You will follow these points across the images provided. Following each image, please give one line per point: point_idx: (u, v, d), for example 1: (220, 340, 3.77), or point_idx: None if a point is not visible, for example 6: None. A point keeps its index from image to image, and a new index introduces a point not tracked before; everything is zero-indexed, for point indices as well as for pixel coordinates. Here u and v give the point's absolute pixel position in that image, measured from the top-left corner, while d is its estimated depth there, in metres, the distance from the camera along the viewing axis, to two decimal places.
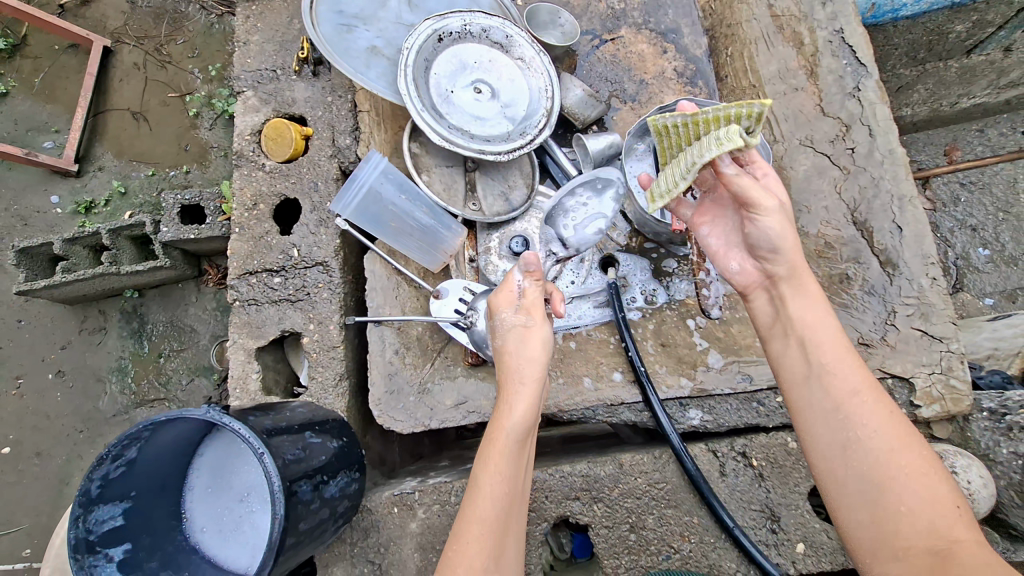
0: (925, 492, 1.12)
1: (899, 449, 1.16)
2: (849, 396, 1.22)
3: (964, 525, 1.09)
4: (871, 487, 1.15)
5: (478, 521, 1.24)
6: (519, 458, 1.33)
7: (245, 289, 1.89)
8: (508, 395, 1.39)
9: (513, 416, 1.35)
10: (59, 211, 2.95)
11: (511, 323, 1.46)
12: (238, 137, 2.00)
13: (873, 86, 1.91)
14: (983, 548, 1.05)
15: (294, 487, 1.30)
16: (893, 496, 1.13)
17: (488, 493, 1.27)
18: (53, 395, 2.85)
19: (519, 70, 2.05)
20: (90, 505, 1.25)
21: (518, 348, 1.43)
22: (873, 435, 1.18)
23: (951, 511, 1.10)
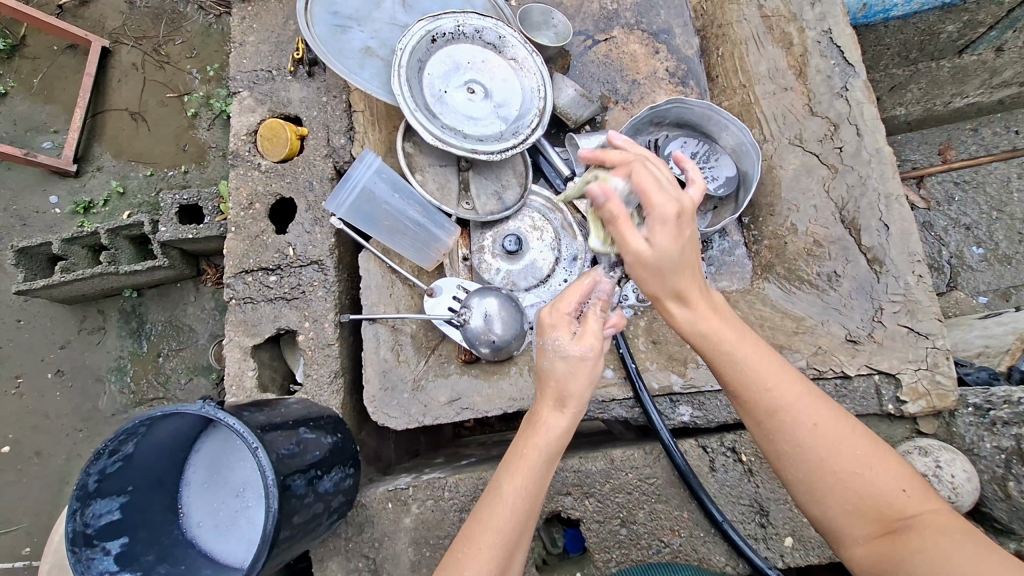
0: (880, 476, 1.20)
1: (842, 431, 1.23)
2: (765, 394, 1.25)
3: (916, 502, 1.18)
4: (817, 475, 1.22)
5: (493, 530, 1.27)
6: (545, 475, 1.31)
7: (241, 287, 1.92)
8: (544, 414, 1.33)
9: (545, 439, 1.30)
10: (58, 211, 2.97)
11: (566, 349, 1.27)
12: (235, 137, 2.02)
13: (860, 86, 1.92)
14: (943, 518, 1.15)
15: (288, 481, 1.32)
16: (843, 479, 1.21)
17: (506, 506, 1.28)
18: (52, 394, 2.87)
19: (512, 70, 2.08)
20: (87, 500, 1.27)
21: (568, 376, 1.28)
22: (806, 426, 1.23)
23: (902, 492, 1.19)
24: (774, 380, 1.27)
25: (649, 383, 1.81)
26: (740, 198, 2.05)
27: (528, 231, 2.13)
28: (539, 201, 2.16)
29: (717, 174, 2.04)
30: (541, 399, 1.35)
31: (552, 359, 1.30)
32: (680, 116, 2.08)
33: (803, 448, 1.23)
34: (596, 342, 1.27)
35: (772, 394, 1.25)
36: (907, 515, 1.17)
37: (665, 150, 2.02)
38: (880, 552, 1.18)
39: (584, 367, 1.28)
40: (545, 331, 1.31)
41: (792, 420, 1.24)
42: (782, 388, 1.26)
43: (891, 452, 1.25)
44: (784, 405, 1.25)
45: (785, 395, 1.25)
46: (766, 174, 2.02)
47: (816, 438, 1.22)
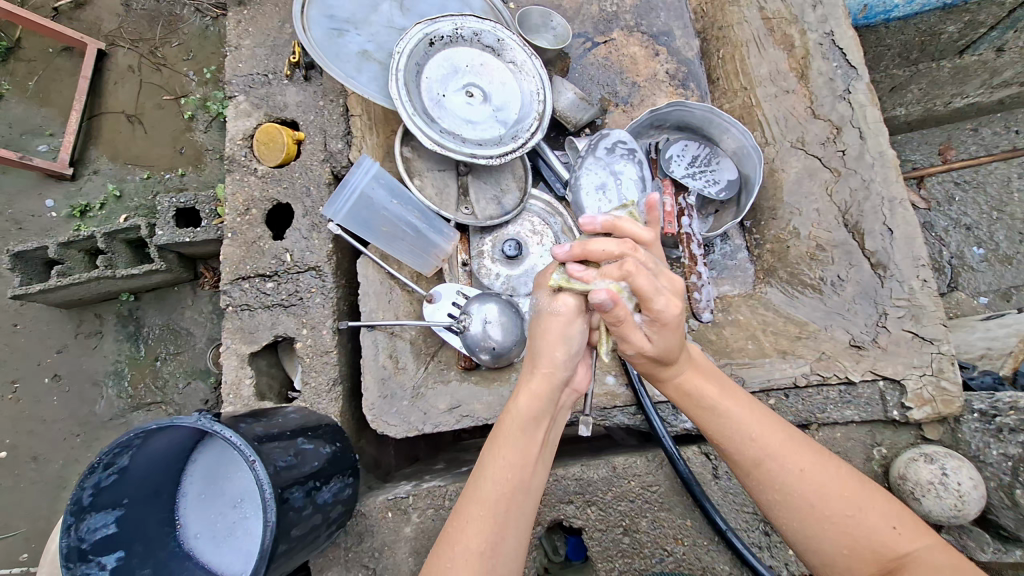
0: (869, 513, 1.18)
1: (829, 476, 1.23)
2: (749, 442, 1.30)
3: (908, 539, 1.16)
4: (811, 520, 1.21)
5: (478, 502, 1.23)
6: (529, 439, 1.30)
7: (238, 294, 1.89)
8: (523, 381, 1.35)
9: (525, 403, 1.31)
10: (54, 215, 2.94)
11: (541, 304, 1.33)
12: (231, 141, 1.99)
13: (864, 88, 1.90)
14: (937, 556, 1.12)
15: (286, 494, 1.30)
16: (843, 521, 1.18)
17: (491, 474, 1.25)
18: (49, 399, 2.84)
19: (510, 74, 2.06)
20: (81, 514, 1.25)
21: (542, 332, 1.33)
22: (795, 474, 1.24)
23: (893, 529, 1.16)
24: (767, 432, 1.30)
25: (651, 389, 1.79)
26: (741, 201, 2.03)
27: (528, 236, 2.11)
28: (539, 205, 2.14)
29: (718, 178, 2.02)
30: (522, 374, 1.38)
31: (532, 322, 1.36)
32: (681, 119, 2.06)
33: (795, 498, 1.23)
34: (571, 299, 1.31)
35: (758, 440, 1.29)
36: (899, 554, 1.14)
37: (665, 153, 1.99)
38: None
39: (558, 322, 1.32)
40: (532, 298, 1.40)
41: (780, 472, 1.25)
42: (770, 440, 1.29)
43: (883, 492, 1.23)
44: (773, 456, 1.27)
45: (769, 444, 1.29)
46: (768, 178, 2.00)
47: (806, 489, 1.22)
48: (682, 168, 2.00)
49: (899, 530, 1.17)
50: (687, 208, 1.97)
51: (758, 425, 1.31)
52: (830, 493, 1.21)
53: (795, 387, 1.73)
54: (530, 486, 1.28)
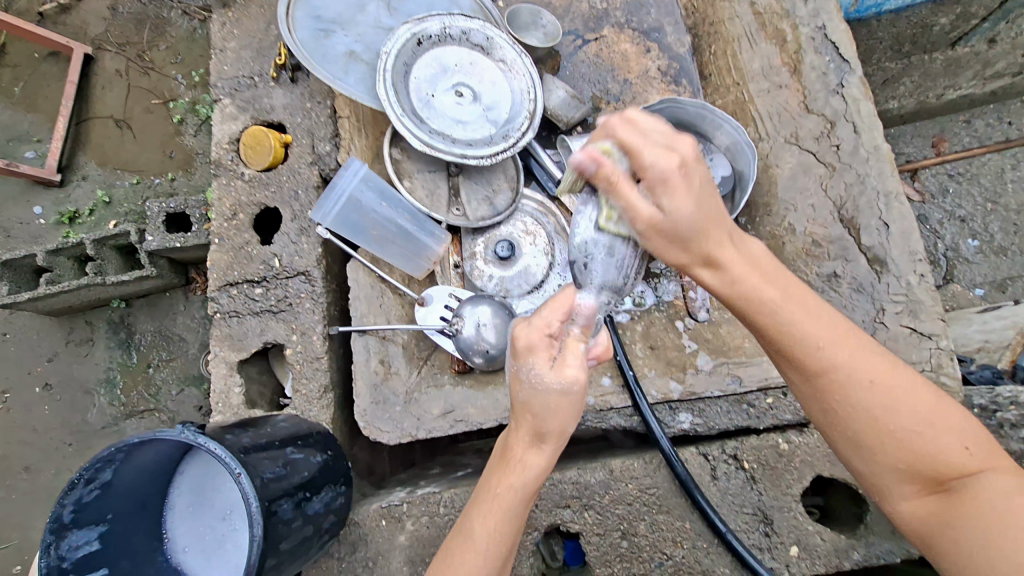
0: (933, 417, 1.15)
1: (907, 389, 1.17)
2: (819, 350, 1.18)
3: (978, 460, 1.14)
4: (874, 427, 1.17)
5: (467, 573, 1.24)
6: (519, 513, 1.26)
7: (226, 301, 1.86)
8: (517, 452, 1.24)
9: (516, 480, 1.24)
10: (42, 222, 2.90)
11: (543, 382, 1.13)
12: (217, 146, 1.96)
13: (856, 83, 1.88)
14: (1009, 483, 1.11)
15: (275, 506, 1.27)
16: (912, 438, 1.15)
17: (479, 544, 1.25)
18: (39, 409, 2.80)
19: (500, 73, 2.03)
20: (62, 532, 1.22)
21: (545, 412, 1.16)
22: (863, 383, 1.17)
23: (965, 449, 1.14)
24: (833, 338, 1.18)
25: (648, 390, 1.77)
26: (736, 198, 2.00)
27: (521, 236, 2.09)
28: (532, 204, 2.11)
29: (712, 175, 2.00)
30: (516, 431, 1.26)
31: (527, 391, 1.16)
32: (673, 116, 2.03)
33: (862, 401, 1.17)
34: (578, 373, 1.14)
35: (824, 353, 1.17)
36: (968, 473, 1.13)
37: None
38: (931, 509, 1.16)
39: (563, 402, 1.15)
40: (519, 356, 1.15)
41: (846, 380, 1.17)
42: (834, 350, 1.18)
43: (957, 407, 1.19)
44: (840, 359, 1.18)
45: (841, 353, 1.18)
46: (762, 174, 1.98)
47: (872, 402, 1.16)
48: None
49: (970, 449, 1.14)
50: None
51: (825, 319, 1.20)
52: (905, 409, 1.15)
53: None
54: (514, 546, 1.30)
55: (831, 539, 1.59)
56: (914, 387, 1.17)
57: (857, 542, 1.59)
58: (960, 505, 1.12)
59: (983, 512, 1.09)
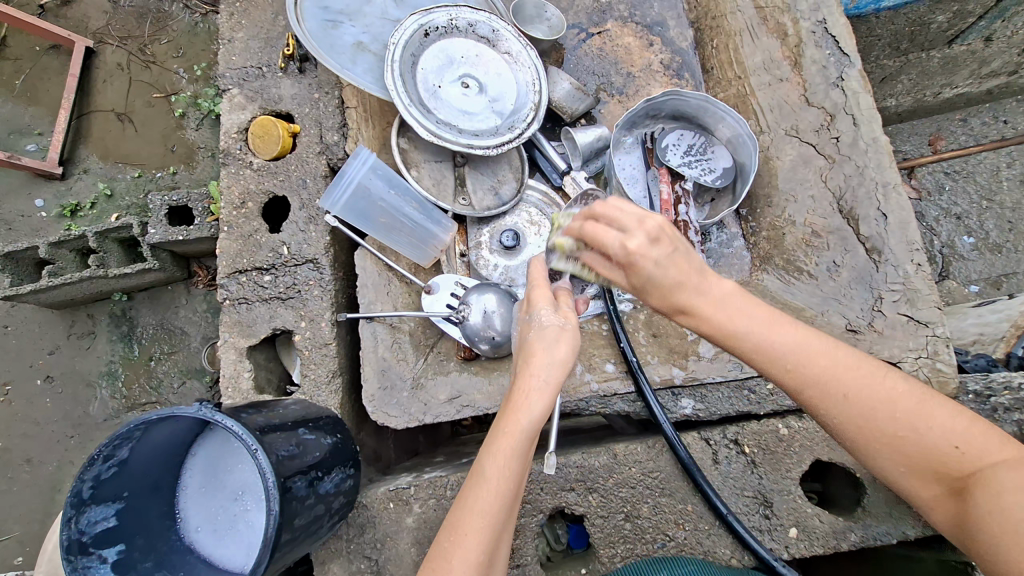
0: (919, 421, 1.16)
1: (884, 393, 1.19)
2: (785, 374, 1.22)
3: (979, 455, 1.13)
4: (874, 443, 1.19)
5: (477, 513, 1.21)
6: (526, 454, 1.24)
7: (235, 288, 1.88)
8: (524, 389, 1.23)
9: (525, 413, 1.22)
10: (44, 215, 2.92)
11: (546, 320, 1.28)
12: (225, 135, 1.98)
13: (856, 75, 1.92)
14: (1014, 472, 1.09)
15: (289, 483, 1.30)
16: (901, 439, 1.17)
17: (491, 489, 1.22)
18: (42, 401, 2.82)
19: (506, 64, 2.05)
20: (82, 507, 1.24)
21: (550, 344, 1.25)
22: (838, 398, 1.20)
23: (955, 449, 1.15)
24: (808, 352, 1.21)
25: (651, 376, 1.80)
26: (737, 189, 2.04)
27: (526, 226, 2.13)
28: (536, 195, 2.16)
29: (714, 166, 2.02)
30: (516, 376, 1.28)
31: (535, 333, 1.28)
32: (675, 109, 2.07)
33: (844, 419, 1.20)
34: (572, 315, 1.31)
35: (791, 369, 1.21)
36: (972, 471, 1.13)
37: (660, 142, 2.01)
38: (953, 511, 1.15)
39: (565, 337, 1.28)
40: (529, 308, 1.34)
41: (824, 396, 1.20)
42: (812, 358, 1.21)
43: (948, 403, 1.19)
44: (812, 376, 1.21)
45: (810, 369, 1.21)
46: (763, 166, 2.01)
47: (854, 409, 1.19)
48: (678, 157, 2.01)
49: (963, 449, 1.14)
50: (683, 196, 1.95)
51: (801, 343, 1.22)
52: (886, 409, 1.18)
53: None
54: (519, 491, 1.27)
55: (830, 522, 1.63)
56: (895, 392, 1.19)
57: (855, 524, 1.62)
58: (974, 508, 1.11)
59: (994, 508, 1.08)
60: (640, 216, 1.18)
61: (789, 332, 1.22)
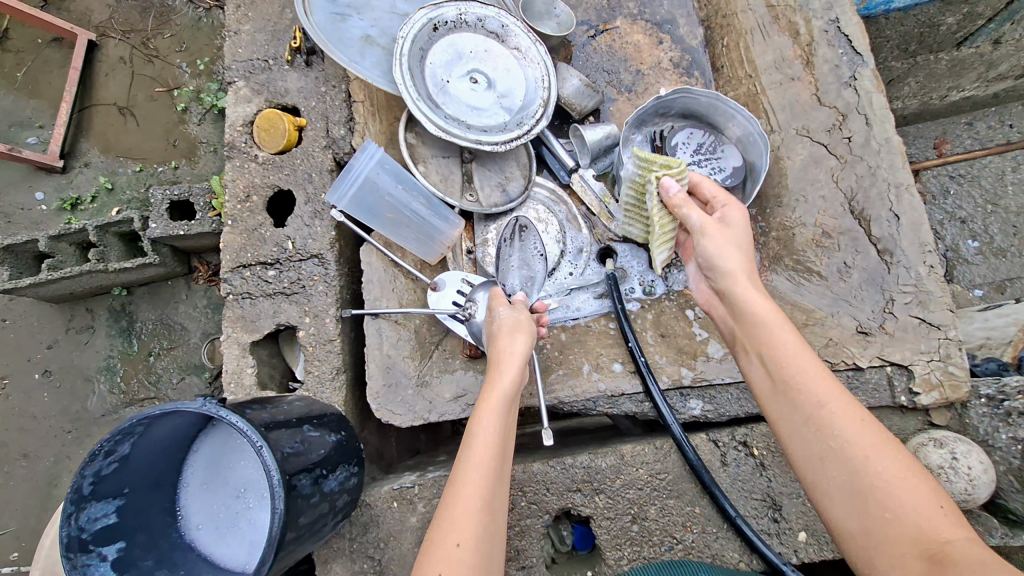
0: (909, 492, 1.09)
1: (865, 432, 1.17)
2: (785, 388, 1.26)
3: (950, 524, 1.05)
4: (841, 478, 1.15)
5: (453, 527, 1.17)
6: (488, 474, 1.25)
7: (238, 282, 1.86)
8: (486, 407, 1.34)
9: (490, 420, 1.30)
10: (44, 208, 2.89)
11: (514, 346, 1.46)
12: (230, 128, 1.96)
13: (869, 75, 1.90)
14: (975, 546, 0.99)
15: (294, 481, 1.28)
16: (871, 482, 1.12)
17: (471, 505, 1.19)
18: (39, 395, 2.79)
19: (515, 60, 2.03)
20: (82, 503, 1.22)
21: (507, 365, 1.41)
22: (822, 423, 1.19)
23: (937, 507, 1.07)
24: (805, 372, 1.25)
25: (659, 376, 1.78)
26: (747, 189, 2.02)
27: (533, 224, 2.13)
28: (544, 193, 2.15)
29: (724, 165, 2.02)
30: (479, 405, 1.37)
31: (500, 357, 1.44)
32: (685, 108, 2.06)
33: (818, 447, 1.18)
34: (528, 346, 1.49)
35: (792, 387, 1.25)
36: (940, 536, 1.03)
37: (670, 141, 2.03)
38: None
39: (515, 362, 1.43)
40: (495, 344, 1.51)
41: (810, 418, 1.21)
42: (804, 378, 1.25)
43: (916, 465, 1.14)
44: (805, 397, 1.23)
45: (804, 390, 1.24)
46: (773, 165, 2.00)
47: (836, 436, 1.17)
48: (688, 155, 2.03)
49: (942, 507, 1.07)
50: None
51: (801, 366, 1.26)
52: (854, 456, 1.15)
53: None
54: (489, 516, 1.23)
55: None
56: (870, 435, 1.17)
57: None
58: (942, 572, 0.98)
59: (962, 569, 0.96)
60: (727, 204, 1.58)
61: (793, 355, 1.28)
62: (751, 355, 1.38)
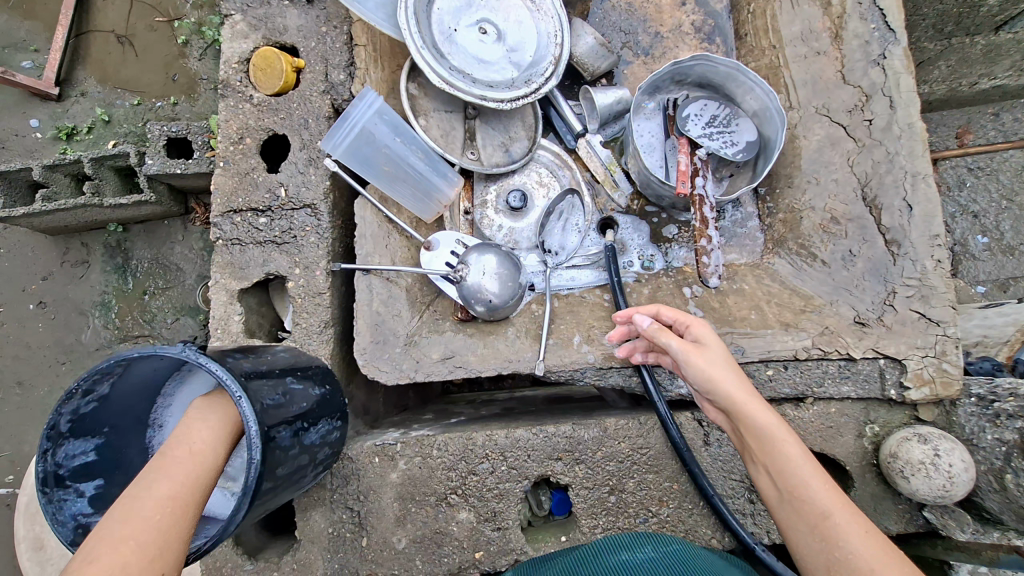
0: None
1: (870, 541, 1.24)
2: (805, 497, 1.32)
3: None
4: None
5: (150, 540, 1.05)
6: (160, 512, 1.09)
7: (229, 228, 1.82)
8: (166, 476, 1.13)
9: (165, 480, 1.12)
10: (39, 136, 2.81)
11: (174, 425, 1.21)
12: (225, 65, 1.87)
13: (899, 54, 1.79)
14: None
15: (274, 433, 1.27)
16: None
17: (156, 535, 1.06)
18: (34, 325, 2.79)
19: (528, 12, 1.92)
20: (58, 440, 1.21)
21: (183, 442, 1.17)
22: (837, 528, 1.27)
23: None
24: (812, 481, 1.32)
25: None
26: (759, 166, 1.94)
27: (534, 188, 2.08)
28: (548, 156, 2.08)
29: (737, 139, 1.89)
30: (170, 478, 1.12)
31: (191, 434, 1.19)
32: (702, 75, 1.95)
33: (820, 551, 1.28)
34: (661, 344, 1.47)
35: (810, 493, 1.31)
36: None
37: (682, 111, 1.88)
38: None
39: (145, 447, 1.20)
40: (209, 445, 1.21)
41: (822, 523, 1.28)
42: (810, 493, 1.31)
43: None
44: (815, 507, 1.30)
45: (815, 499, 1.30)
46: (787, 144, 1.92)
47: (847, 547, 1.24)
48: (699, 128, 1.87)
49: None
50: (702, 168, 1.84)
51: (813, 476, 1.33)
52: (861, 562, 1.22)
53: (794, 359, 1.72)
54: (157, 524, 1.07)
55: None
56: (873, 538, 1.24)
57: None
58: None
59: None
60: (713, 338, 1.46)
61: (803, 461, 1.35)
62: (758, 463, 1.43)
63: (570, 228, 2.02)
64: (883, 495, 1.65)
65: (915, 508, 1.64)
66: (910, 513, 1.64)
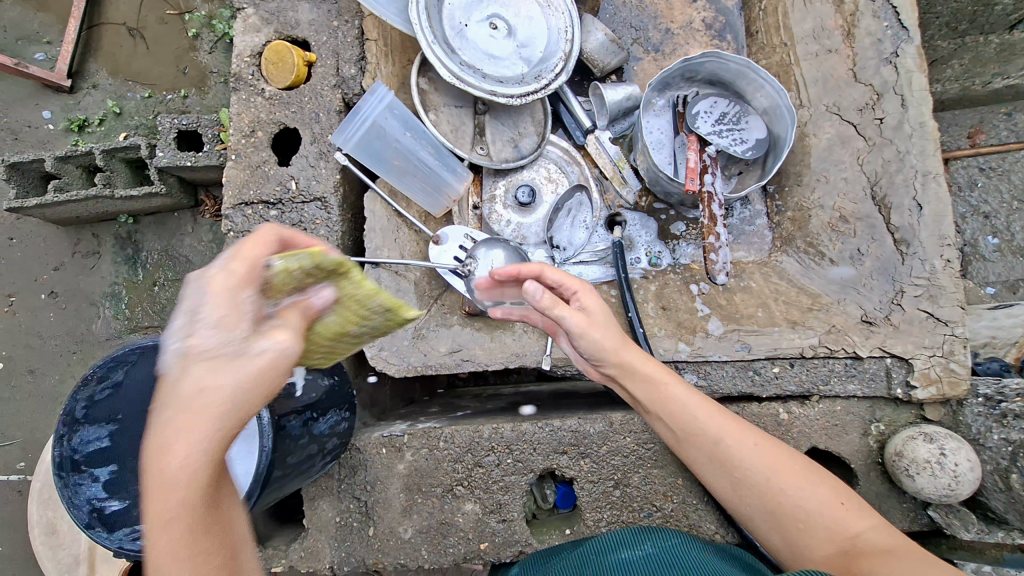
0: (811, 504, 1.25)
1: (765, 456, 1.30)
2: (705, 434, 1.34)
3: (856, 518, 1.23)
4: (760, 499, 1.29)
5: None
6: None
7: (240, 220, 1.83)
8: None
9: None
10: (51, 127, 2.84)
11: None
12: (237, 58, 1.89)
13: (912, 53, 1.78)
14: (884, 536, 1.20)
15: (283, 422, 1.31)
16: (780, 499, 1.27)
17: None
18: (46, 315, 2.82)
19: (539, 8, 1.92)
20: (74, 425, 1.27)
21: None
22: (739, 456, 1.31)
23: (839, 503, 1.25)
24: (704, 418, 1.35)
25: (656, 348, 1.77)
26: (768, 164, 1.93)
27: (543, 183, 2.09)
28: (557, 151, 2.09)
29: (746, 137, 1.92)
30: None
31: None
32: (712, 73, 1.96)
33: (728, 480, 1.33)
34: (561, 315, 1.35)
35: (707, 429, 1.34)
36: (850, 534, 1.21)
37: (692, 108, 1.91)
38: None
39: None
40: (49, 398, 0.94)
41: (728, 457, 1.32)
42: (707, 429, 1.34)
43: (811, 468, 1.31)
44: (711, 442, 1.34)
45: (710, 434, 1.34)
46: (797, 142, 1.92)
47: (756, 474, 1.29)
48: (709, 125, 1.90)
49: (843, 503, 1.25)
50: (711, 165, 1.85)
51: (703, 413, 1.35)
52: (763, 480, 1.29)
53: (800, 357, 1.73)
54: None
55: None
56: (769, 453, 1.31)
57: None
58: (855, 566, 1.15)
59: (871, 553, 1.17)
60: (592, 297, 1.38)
61: (693, 402, 1.36)
62: (652, 414, 1.42)
63: (579, 224, 2.03)
64: (888, 494, 1.65)
65: (920, 507, 1.64)
66: (915, 513, 1.63)
